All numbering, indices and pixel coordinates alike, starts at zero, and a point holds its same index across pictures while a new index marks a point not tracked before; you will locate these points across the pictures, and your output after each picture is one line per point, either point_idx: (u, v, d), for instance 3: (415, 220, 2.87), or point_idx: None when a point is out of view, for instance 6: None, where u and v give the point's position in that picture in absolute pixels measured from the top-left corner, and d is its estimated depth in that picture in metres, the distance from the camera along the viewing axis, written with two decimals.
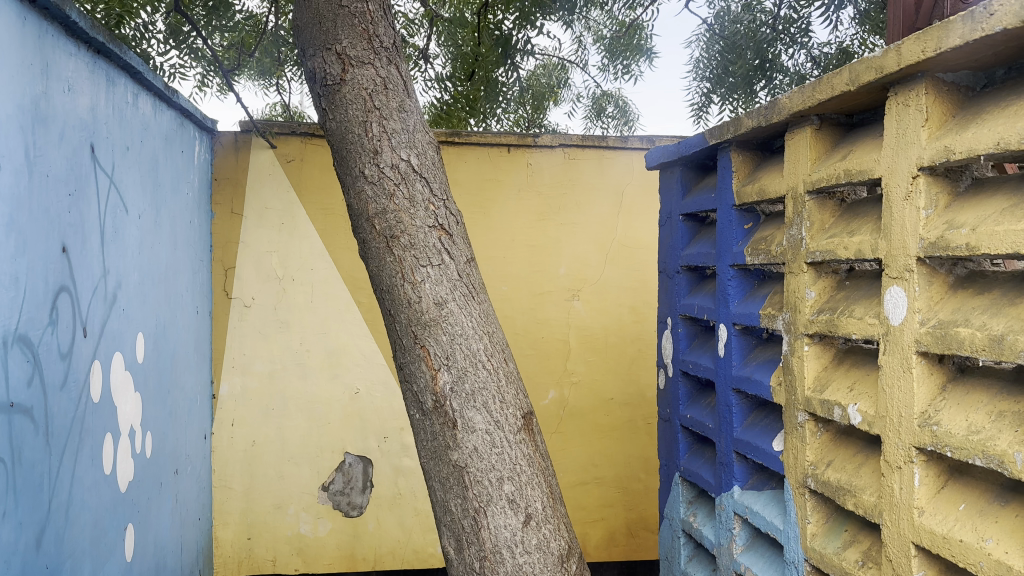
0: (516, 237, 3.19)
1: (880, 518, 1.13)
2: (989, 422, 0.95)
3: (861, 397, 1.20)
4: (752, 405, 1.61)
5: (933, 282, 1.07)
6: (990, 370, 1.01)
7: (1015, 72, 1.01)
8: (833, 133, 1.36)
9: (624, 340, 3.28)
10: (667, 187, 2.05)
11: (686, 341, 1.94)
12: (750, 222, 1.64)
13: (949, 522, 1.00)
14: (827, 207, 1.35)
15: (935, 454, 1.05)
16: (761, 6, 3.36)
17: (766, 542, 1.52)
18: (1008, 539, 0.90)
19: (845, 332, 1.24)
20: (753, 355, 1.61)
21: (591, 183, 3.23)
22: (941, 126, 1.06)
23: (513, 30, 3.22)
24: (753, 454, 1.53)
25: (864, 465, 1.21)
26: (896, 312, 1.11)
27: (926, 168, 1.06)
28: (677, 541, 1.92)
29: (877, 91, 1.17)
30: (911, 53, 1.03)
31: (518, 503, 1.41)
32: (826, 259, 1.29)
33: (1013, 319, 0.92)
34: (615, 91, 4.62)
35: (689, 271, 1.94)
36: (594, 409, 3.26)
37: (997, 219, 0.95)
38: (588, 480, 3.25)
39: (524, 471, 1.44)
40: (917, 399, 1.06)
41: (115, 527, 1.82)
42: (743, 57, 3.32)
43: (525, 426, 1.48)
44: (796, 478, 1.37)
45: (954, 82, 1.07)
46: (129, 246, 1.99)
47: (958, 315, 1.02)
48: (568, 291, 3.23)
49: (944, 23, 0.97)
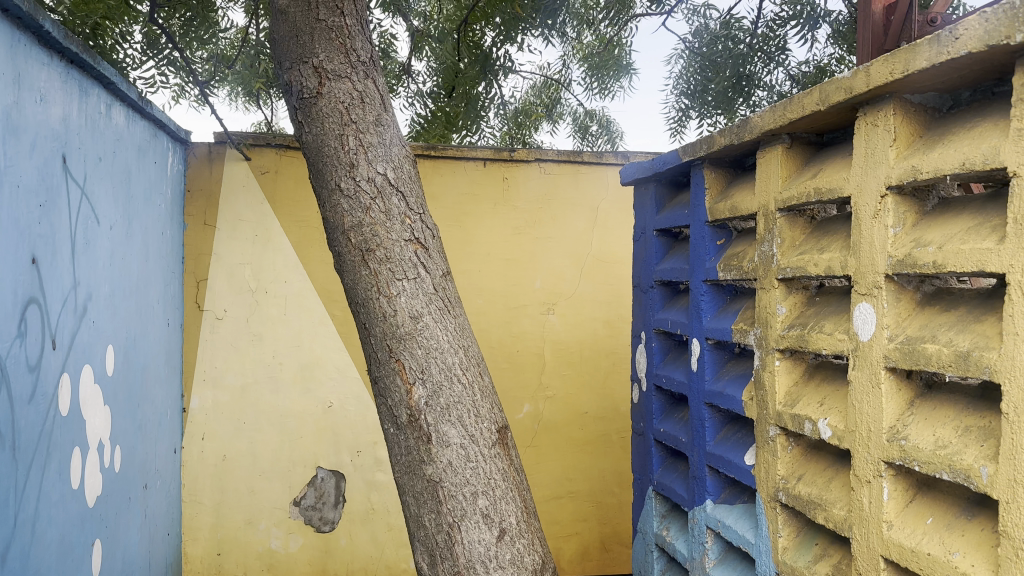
0: (492, 251, 3.20)
1: (850, 531, 1.14)
2: (956, 437, 0.97)
3: (831, 412, 1.22)
4: (724, 419, 1.63)
5: (901, 299, 1.09)
6: (957, 386, 1.03)
7: (979, 94, 1.03)
8: (804, 152, 1.39)
9: (599, 353, 3.30)
10: (642, 204, 2.07)
11: (660, 356, 1.95)
12: (722, 238, 1.66)
13: (917, 535, 1.01)
14: (797, 224, 1.38)
15: (904, 468, 1.06)
16: (739, 24, 3.40)
17: (737, 556, 1.53)
18: (974, 552, 0.92)
19: (815, 347, 1.25)
20: (726, 369, 1.62)
21: (567, 198, 3.26)
22: (909, 145, 1.08)
23: (494, 45, 3.25)
24: (725, 468, 1.54)
25: (834, 479, 1.22)
26: (865, 328, 1.13)
27: (894, 187, 1.08)
28: (650, 555, 1.93)
29: (846, 111, 1.20)
30: (880, 74, 1.05)
31: (492, 519, 1.41)
32: (797, 275, 1.31)
33: (977, 335, 0.95)
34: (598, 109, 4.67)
35: (663, 286, 1.96)
36: (569, 423, 3.27)
37: (962, 237, 0.98)
38: (562, 494, 3.25)
39: (498, 485, 1.43)
40: (885, 414, 1.08)
41: (82, 542, 1.79)
42: (722, 74, 3.35)
43: (499, 441, 1.47)
44: (767, 492, 1.38)
45: (921, 103, 1.09)
46: (99, 257, 1.97)
47: (925, 332, 1.04)
48: (544, 304, 3.24)
49: (911, 46, 1.00)
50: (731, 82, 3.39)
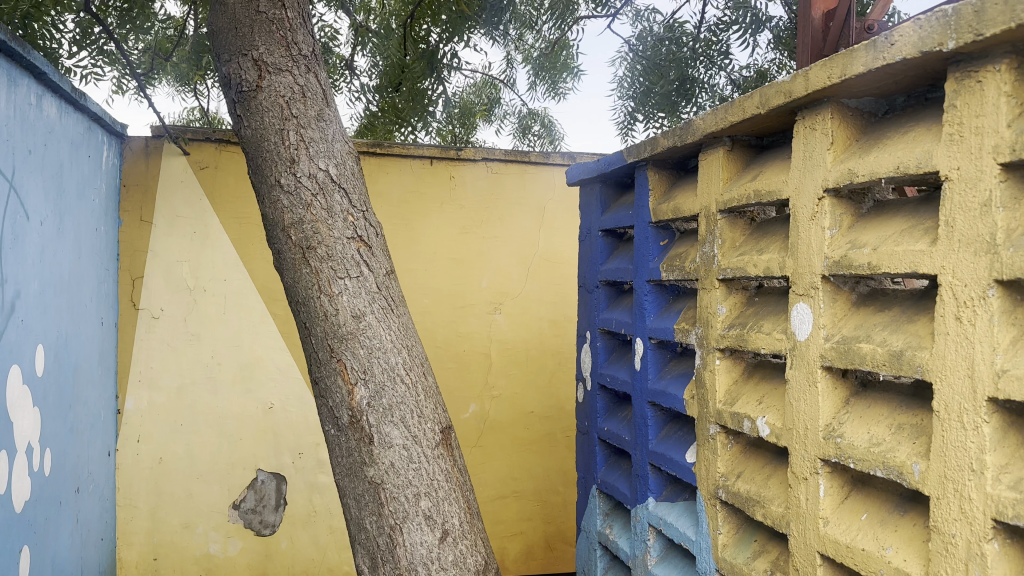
0: (438, 250, 3.17)
1: (788, 527, 1.16)
2: (889, 434, 0.99)
3: (769, 409, 1.24)
4: (667, 417, 1.64)
5: (836, 299, 1.11)
6: (890, 384, 1.05)
7: (913, 100, 1.06)
8: (744, 155, 1.41)
9: (545, 353, 3.31)
10: (586, 204, 2.08)
11: (605, 355, 1.97)
12: (665, 238, 1.67)
13: (853, 531, 1.03)
14: (737, 226, 1.40)
15: (839, 465, 1.08)
16: (682, 29, 3.44)
17: (679, 553, 1.55)
18: (906, 548, 0.94)
19: (754, 347, 1.27)
20: (668, 368, 1.64)
21: (513, 198, 3.25)
22: (845, 149, 1.10)
23: (440, 42, 3.23)
24: (667, 466, 1.55)
25: (772, 476, 1.24)
26: (802, 328, 1.15)
27: (831, 191, 1.11)
28: (593, 553, 1.94)
29: (785, 115, 1.22)
30: (818, 78, 1.07)
31: (435, 520, 1.40)
32: (737, 275, 1.33)
33: (910, 335, 0.97)
34: (541, 110, 4.69)
35: (608, 286, 1.97)
36: (514, 423, 3.26)
37: (895, 239, 1.00)
38: (507, 494, 3.24)
39: (442, 487, 1.42)
40: (822, 411, 1.10)
41: (8, 550, 1.72)
42: (666, 76, 3.39)
43: (444, 442, 1.46)
44: (708, 490, 1.40)
45: (858, 108, 1.12)
46: (28, 254, 1.89)
47: (860, 331, 1.06)
48: (490, 304, 3.23)
49: (848, 51, 1.02)
50: (675, 85, 3.42)
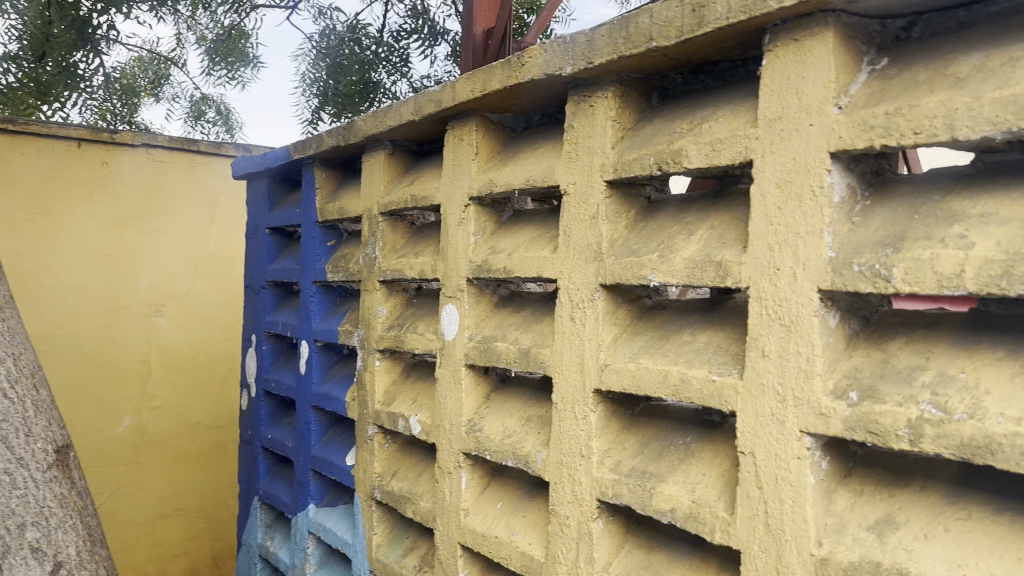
0: (87, 245, 2.83)
1: (435, 521, 1.20)
2: (520, 427, 1.07)
3: (421, 408, 1.27)
4: (330, 421, 1.62)
5: (479, 301, 1.18)
6: (523, 379, 1.13)
7: (547, 118, 1.15)
8: (404, 160, 1.44)
9: (214, 359, 3.13)
10: (254, 201, 1.99)
11: (270, 359, 1.89)
12: (332, 239, 1.66)
13: (489, 520, 1.10)
14: (398, 229, 1.42)
15: (479, 458, 1.14)
16: (364, 33, 3.46)
17: (338, 558, 1.53)
18: (532, 531, 1.02)
19: (409, 347, 1.30)
20: (333, 370, 1.62)
21: (180, 192, 3.03)
22: (489, 160, 1.17)
23: (93, 12, 2.89)
24: (328, 470, 1.53)
25: (423, 473, 1.28)
26: (449, 327, 1.20)
27: (475, 198, 1.17)
28: (253, 568, 1.85)
29: (439, 124, 1.26)
30: (466, 91, 1.12)
31: (44, 552, 1.24)
32: (395, 277, 1.35)
33: (537, 333, 1.06)
34: (216, 98, 4.43)
35: (274, 287, 1.90)
36: (178, 435, 3.03)
37: (528, 246, 1.08)
38: (168, 512, 3.00)
39: (54, 513, 1.26)
40: (465, 407, 1.15)
41: None
42: (347, 77, 3.38)
43: (58, 463, 1.30)
44: (365, 491, 1.40)
45: (499, 122, 1.19)
46: None
47: (498, 331, 1.13)
48: (151, 306, 2.97)
49: (491, 67, 1.08)
50: (357, 87, 3.43)
